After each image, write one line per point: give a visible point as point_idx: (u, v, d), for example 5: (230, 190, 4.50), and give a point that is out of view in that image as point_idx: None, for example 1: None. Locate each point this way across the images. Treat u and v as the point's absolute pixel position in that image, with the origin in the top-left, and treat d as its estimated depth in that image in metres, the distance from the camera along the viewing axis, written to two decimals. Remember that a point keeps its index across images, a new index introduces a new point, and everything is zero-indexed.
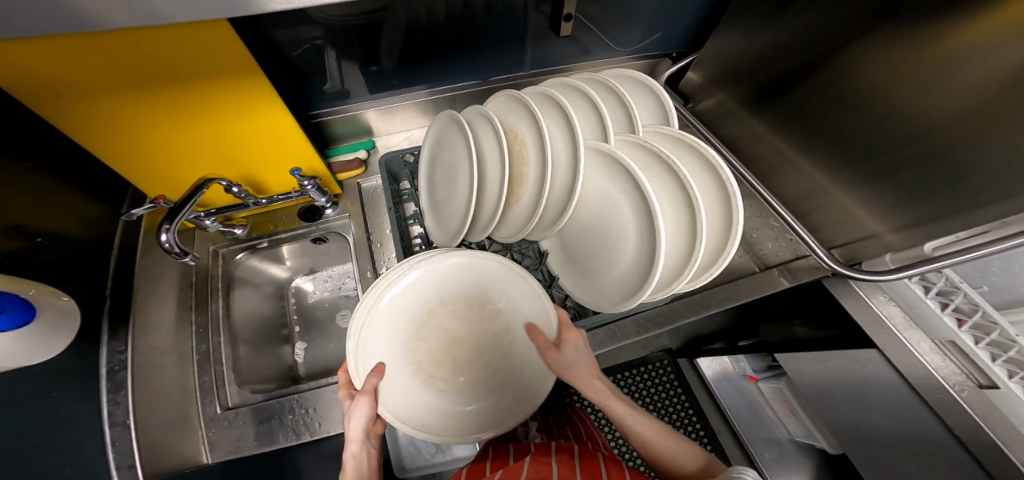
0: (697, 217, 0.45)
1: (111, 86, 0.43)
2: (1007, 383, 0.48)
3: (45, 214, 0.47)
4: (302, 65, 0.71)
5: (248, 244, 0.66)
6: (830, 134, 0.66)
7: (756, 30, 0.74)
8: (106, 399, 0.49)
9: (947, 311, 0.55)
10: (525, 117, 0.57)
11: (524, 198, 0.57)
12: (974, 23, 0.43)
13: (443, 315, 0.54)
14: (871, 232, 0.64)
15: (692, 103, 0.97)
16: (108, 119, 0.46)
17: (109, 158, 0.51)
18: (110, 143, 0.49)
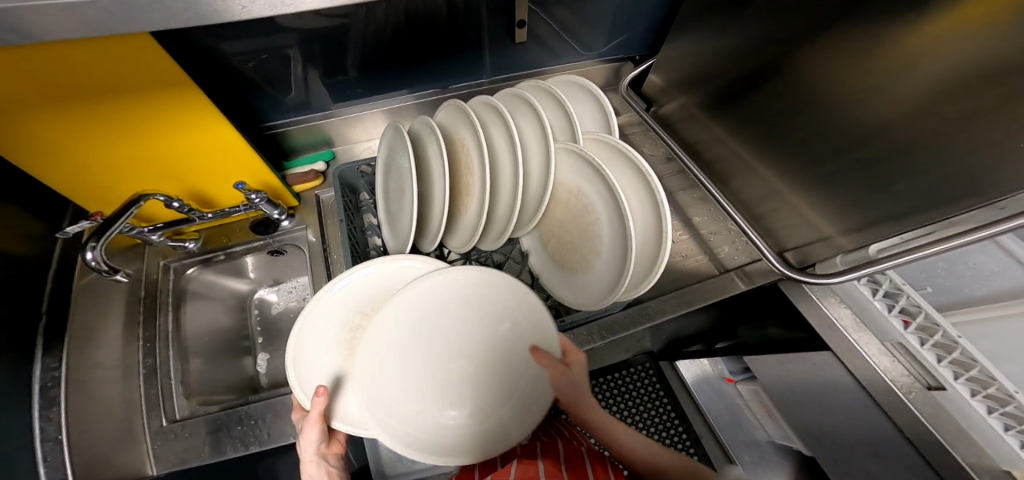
0: (629, 225, 0.48)
1: (34, 101, 0.43)
2: (953, 385, 0.46)
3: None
4: (254, 76, 0.71)
5: (202, 258, 0.66)
6: (781, 137, 0.66)
7: (709, 34, 0.75)
8: (38, 415, 0.48)
9: (893, 313, 0.54)
10: (467, 126, 0.57)
11: (469, 207, 0.57)
12: (893, 28, 0.44)
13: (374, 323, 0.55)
14: (823, 234, 0.64)
15: (657, 107, 0.97)
16: (34, 134, 0.46)
17: (42, 174, 0.51)
18: (39, 158, 0.49)
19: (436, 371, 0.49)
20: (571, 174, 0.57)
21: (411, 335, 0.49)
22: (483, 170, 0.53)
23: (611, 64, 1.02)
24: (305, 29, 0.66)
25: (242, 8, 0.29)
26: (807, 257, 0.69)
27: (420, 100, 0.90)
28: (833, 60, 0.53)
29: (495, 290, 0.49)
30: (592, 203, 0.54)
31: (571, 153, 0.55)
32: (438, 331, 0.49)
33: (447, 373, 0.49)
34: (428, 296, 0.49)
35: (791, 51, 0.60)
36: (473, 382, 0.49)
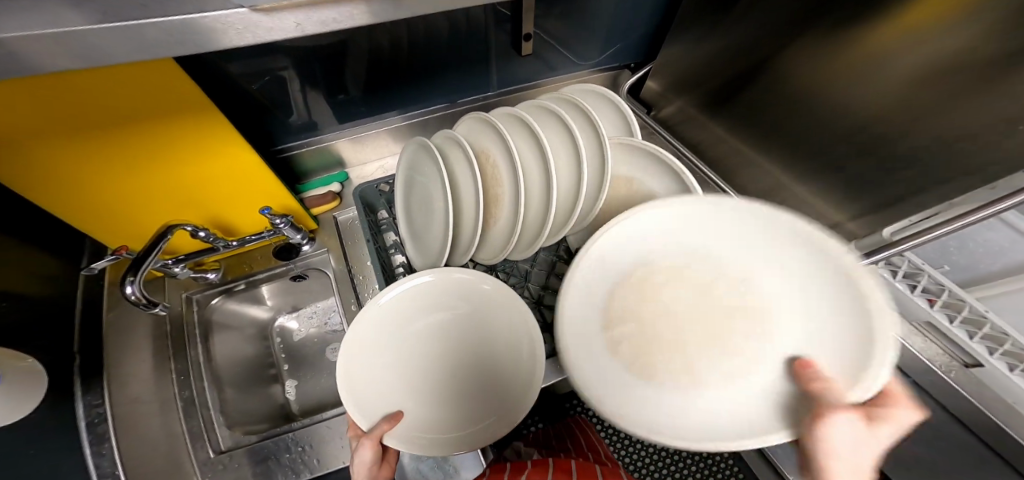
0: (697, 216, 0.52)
1: (59, 133, 0.42)
2: (990, 360, 0.49)
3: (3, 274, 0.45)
4: (262, 99, 0.71)
5: (223, 288, 0.64)
6: (781, 133, 0.70)
7: (699, 40, 0.79)
8: (90, 453, 0.47)
9: (917, 292, 0.55)
10: (494, 138, 0.57)
11: (500, 218, 0.57)
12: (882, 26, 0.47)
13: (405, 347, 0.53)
14: (833, 222, 0.67)
15: (655, 110, 1.00)
16: (56, 168, 0.44)
17: (60, 211, 0.49)
18: (59, 195, 0.47)
19: (432, 367, 0.53)
20: (620, 165, 0.62)
21: (409, 344, 0.53)
22: (516, 178, 0.54)
23: (607, 72, 1.05)
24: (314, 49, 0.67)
25: (296, 28, 0.30)
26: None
27: (415, 119, 0.90)
28: (825, 56, 0.56)
29: (469, 285, 0.55)
30: (652, 190, 0.59)
31: (597, 158, 0.57)
32: (431, 328, 0.55)
33: (440, 365, 0.53)
34: (416, 306, 0.54)
35: (780, 49, 0.63)
36: (462, 368, 0.52)
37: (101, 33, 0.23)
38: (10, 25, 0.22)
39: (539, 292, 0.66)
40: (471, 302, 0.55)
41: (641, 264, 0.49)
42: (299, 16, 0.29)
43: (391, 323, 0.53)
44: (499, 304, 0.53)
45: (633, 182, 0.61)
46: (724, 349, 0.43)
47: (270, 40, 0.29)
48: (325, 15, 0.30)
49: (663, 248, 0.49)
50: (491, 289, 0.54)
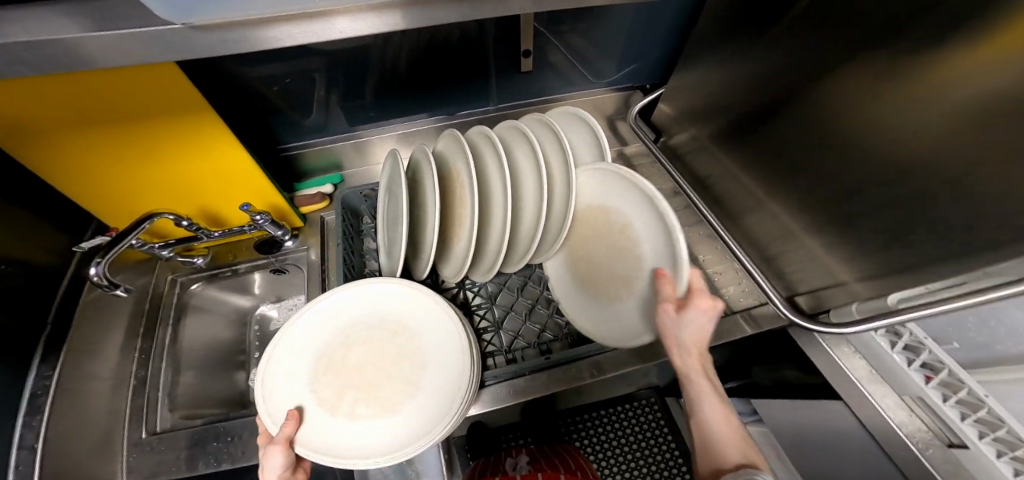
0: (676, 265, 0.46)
1: (67, 129, 0.47)
2: (978, 444, 0.43)
3: (4, 240, 0.51)
4: (278, 100, 0.76)
5: (207, 274, 0.69)
6: (795, 173, 0.63)
7: (716, 65, 0.74)
8: (22, 421, 0.52)
9: (913, 368, 0.50)
10: (461, 159, 0.57)
11: (461, 240, 0.57)
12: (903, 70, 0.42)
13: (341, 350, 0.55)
14: (839, 280, 0.60)
15: (666, 137, 0.95)
16: (70, 159, 0.51)
17: (76, 195, 0.56)
18: (74, 182, 0.54)
19: (355, 386, 0.52)
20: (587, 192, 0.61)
21: (340, 349, 0.55)
22: (473, 201, 0.53)
23: (620, 92, 1.00)
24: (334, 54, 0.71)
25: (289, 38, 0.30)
26: (819, 303, 0.65)
27: (412, 129, 0.92)
28: (837, 90, 0.50)
29: (377, 293, 0.59)
30: (628, 218, 0.55)
31: (566, 186, 0.54)
32: (342, 347, 0.55)
33: (364, 382, 0.52)
34: (352, 308, 0.58)
35: (794, 79, 0.57)
36: (382, 381, 0.52)
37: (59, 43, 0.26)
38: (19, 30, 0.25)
39: (503, 315, 0.65)
40: (376, 313, 0.57)
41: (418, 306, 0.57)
42: (239, 40, 0.29)
43: (324, 329, 0.56)
44: (418, 302, 0.57)
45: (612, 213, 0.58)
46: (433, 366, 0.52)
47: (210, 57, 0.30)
48: (276, 33, 0.30)
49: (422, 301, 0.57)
50: (420, 295, 0.57)
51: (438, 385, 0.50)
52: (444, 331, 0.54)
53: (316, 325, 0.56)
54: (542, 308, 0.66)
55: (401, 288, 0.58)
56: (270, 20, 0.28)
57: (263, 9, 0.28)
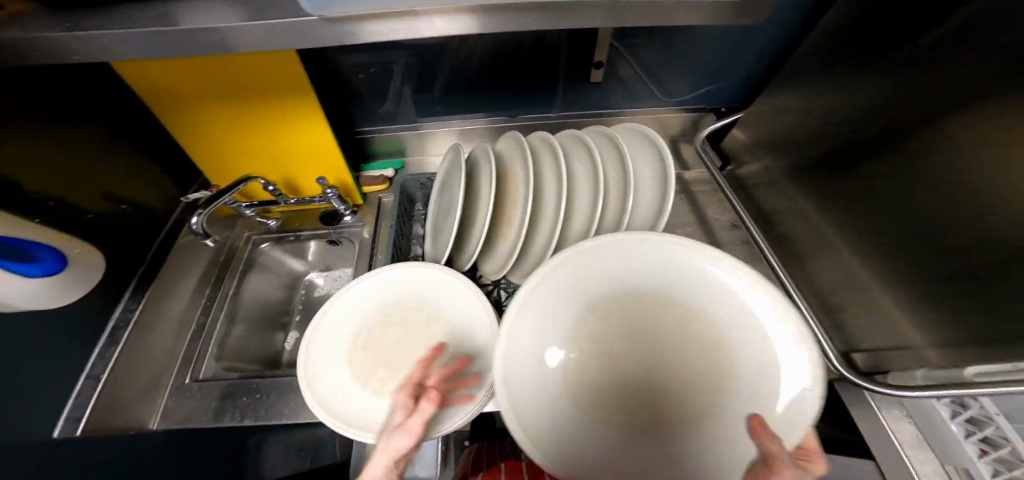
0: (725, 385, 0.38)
1: (201, 100, 0.58)
2: None
3: (123, 182, 0.60)
4: (360, 86, 0.83)
5: (278, 235, 0.77)
6: (882, 225, 0.56)
7: (813, 93, 0.68)
8: (100, 350, 0.56)
9: (969, 438, 0.43)
10: (520, 162, 0.58)
11: (506, 240, 0.58)
12: None
13: (378, 327, 0.58)
14: (908, 342, 0.53)
15: (735, 165, 0.88)
16: (199, 126, 0.62)
17: (198, 158, 0.67)
18: (197, 146, 0.65)
19: (386, 364, 0.55)
20: (647, 265, 0.42)
21: (377, 327, 0.58)
22: (526, 203, 0.54)
23: (690, 112, 0.96)
24: (416, 45, 0.76)
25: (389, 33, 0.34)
26: (879, 363, 0.57)
27: (470, 127, 0.96)
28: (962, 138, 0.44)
29: (416, 279, 0.61)
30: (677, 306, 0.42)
31: (621, 203, 0.52)
32: (380, 326, 0.59)
33: (393, 363, 0.55)
34: (393, 289, 0.61)
35: (905, 118, 0.51)
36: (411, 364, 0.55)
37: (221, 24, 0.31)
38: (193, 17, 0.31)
39: None
40: (413, 299, 0.60)
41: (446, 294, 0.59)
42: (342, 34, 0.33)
43: (365, 304, 0.60)
44: (451, 293, 0.59)
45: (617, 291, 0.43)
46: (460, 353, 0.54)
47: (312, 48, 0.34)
48: (375, 28, 0.33)
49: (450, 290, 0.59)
50: (454, 287, 0.59)
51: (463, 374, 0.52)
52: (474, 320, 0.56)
53: (358, 302, 0.60)
54: None
55: (437, 277, 0.61)
56: (374, 16, 0.31)
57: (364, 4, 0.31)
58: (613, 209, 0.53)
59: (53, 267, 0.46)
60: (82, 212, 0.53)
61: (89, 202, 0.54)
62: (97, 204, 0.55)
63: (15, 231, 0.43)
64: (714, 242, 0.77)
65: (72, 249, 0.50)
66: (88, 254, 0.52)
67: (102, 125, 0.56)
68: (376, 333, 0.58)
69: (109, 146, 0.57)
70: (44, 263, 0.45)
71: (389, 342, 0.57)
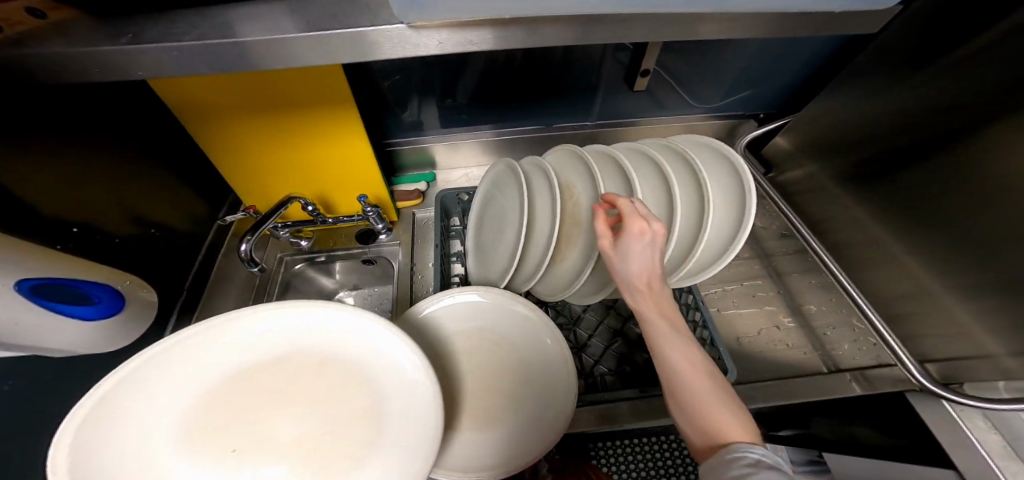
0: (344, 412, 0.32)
1: (237, 114, 0.54)
2: None
3: (153, 204, 0.55)
4: (388, 96, 0.79)
5: (309, 256, 0.74)
6: (951, 234, 0.55)
7: (859, 99, 0.66)
8: None
9: None
10: (582, 176, 0.56)
11: (568, 258, 0.56)
12: None
13: (449, 354, 0.54)
14: (986, 351, 0.52)
15: (776, 172, 0.87)
16: (233, 140, 0.58)
17: (228, 173, 0.63)
18: (229, 161, 0.61)
19: (456, 397, 0.51)
20: (303, 342, 0.36)
21: (442, 355, 0.54)
22: (592, 224, 0.53)
23: (728, 119, 0.94)
24: (439, 57, 0.73)
25: (437, 47, 0.33)
26: (954, 373, 0.56)
27: (500, 137, 0.92)
28: None
29: (497, 311, 0.56)
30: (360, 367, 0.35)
31: (694, 222, 0.50)
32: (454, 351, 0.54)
33: (464, 392, 0.51)
34: (461, 312, 0.57)
35: (981, 123, 0.49)
36: (479, 398, 0.51)
37: (300, 36, 0.29)
38: (257, 28, 0.29)
39: (585, 338, 0.68)
40: (495, 332, 0.56)
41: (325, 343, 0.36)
42: (424, 42, 0.32)
43: (429, 328, 0.55)
44: (535, 335, 0.54)
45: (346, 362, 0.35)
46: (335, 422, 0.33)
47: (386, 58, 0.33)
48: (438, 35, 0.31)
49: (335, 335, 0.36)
50: (542, 328, 0.54)
51: (532, 426, 0.48)
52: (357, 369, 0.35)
53: (432, 322, 0.55)
54: (629, 337, 0.67)
55: (521, 316, 0.56)
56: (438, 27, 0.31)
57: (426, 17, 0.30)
58: (684, 226, 0.52)
59: (110, 307, 0.44)
60: (111, 237, 0.48)
61: (123, 230, 0.50)
62: (125, 228, 0.50)
63: (67, 271, 0.39)
64: (763, 253, 0.78)
65: (123, 283, 0.47)
66: (139, 288, 0.49)
67: (129, 146, 0.51)
68: (445, 361, 0.53)
69: (135, 166, 0.52)
70: (101, 303, 0.43)
71: (459, 372, 0.53)
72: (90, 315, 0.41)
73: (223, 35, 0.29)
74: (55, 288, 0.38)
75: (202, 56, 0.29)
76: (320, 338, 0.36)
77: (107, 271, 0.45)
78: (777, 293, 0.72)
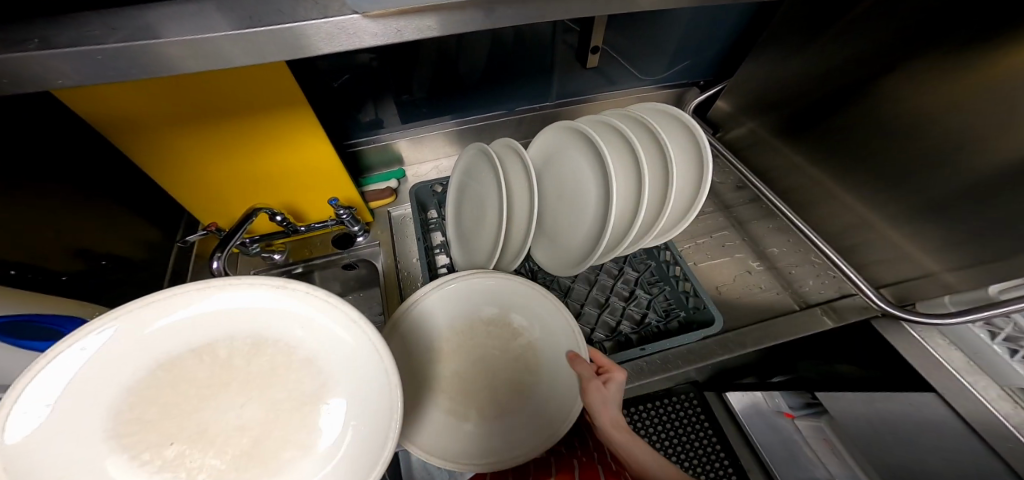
0: (300, 389, 0.34)
1: (178, 125, 0.50)
2: None
3: (96, 235, 0.50)
4: (342, 95, 0.76)
5: (285, 269, 0.72)
6: (871, 168, 0.64)
7: (782, 57, 0.74)
8: None
9: (997, 341, 0.55)
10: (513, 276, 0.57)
11: (530, 400, 0.52)
12: (1019, 50, 0.43)
13: (449, 336, 0.56)
14: (926, 270, 0.61)
15: (722, 132, 0.94)
16: (176, 155, 0.54)
17: (176, 192, 0.59)
18: (175, 178, 0.57)
19: (462, 378, 0.55)
20: (244, 326, 0.34)
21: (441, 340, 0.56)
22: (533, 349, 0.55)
23: (675, 88, 1.00)
24: (389, 51, 0.71)
25: (388, 37, 0.33)
26: (906, 295, 0.64)
27: (464, 126, 0.92)
28: (950, 75, 0.50)
29: (499, 292, 0.57)
30: (307, 342, 0.34)
31: (661, 188, 0.54)
32: (441, 336, 0.56)
33: (467, 373, 0.55)
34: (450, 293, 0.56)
35: (887, 66, 0.57)
36: (466, 379, 0.54)
37: (247, 31, 0.28)
38: (197, 26, 0.28)
39: (578, 308, 0.71)
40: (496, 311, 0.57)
41: (261, 322, 0.34)
42: (380, 31, 0.32)
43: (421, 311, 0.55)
44: (534, 313, 0.55)
45: (289, 337, 0.34)
46: (283, 401, 0.33)
47: (344, 49, 0.33)
48: (391, 24, 0.32)
49: (267, 315, 0.34)
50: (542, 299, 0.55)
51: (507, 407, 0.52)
52: (305, 342, 0.34)
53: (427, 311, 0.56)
54: (618, 300, 0.71)
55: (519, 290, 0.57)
56: (389, 14, 0.30)
57: (377, 4, 0.29)
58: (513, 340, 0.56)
59: None
60: (55, 275, 0.44)
61: (68, 266, 0.46)
62: (70, 263, 0.46)
63: (29, 307, 0.39)
64: (724, 205, 0.87)
65: (89, 314, 0.47)
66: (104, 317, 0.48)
67: (58, 172, 0.46)
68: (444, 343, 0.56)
69: (69, 195, 0.47)
70: None
71: (463, 355, 0.56)
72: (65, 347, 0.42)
73: (149, 33, 0.27)
74: (12, 324, 0.37)
75: (144, 60, 0.27)
76: (260, 321, 0.34)
77: (68, 303, 0.44)
78: (743, 242, 0.81)
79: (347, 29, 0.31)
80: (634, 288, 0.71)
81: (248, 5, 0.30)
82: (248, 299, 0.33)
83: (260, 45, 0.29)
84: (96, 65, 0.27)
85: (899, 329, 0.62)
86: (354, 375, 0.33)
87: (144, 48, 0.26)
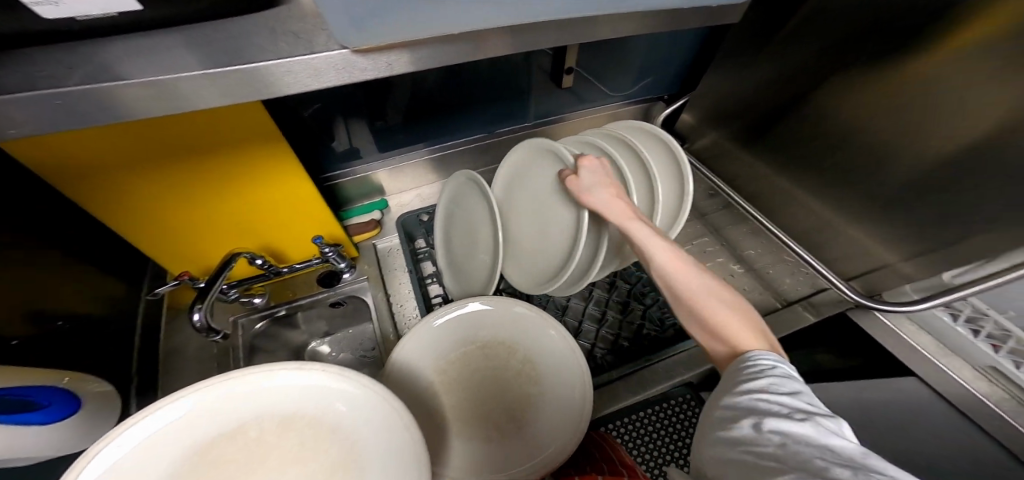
0: (332, 463, 0.30)
1: (150, 169, 0.47)
2: (1000, 359, 0.55)
3: (51, 294, 0.45)
4: (317, 128, 0.74)
5: (266, 313, 0.68)
6: (822, 170, 0.70)
7: (734, 73, 0.81)
8: None
9: (959, 324, 0.59)
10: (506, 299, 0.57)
11: (541, 418, 0.50)
12: (925, 61, 0.50)
13: (455, 372, 0.54)
14: (884, 261, 0.66)
15: (689, 143, 1.00)
16: (143, 201, 0.50)
17: (137, 239, 0.54)
18: (140, 225, 0.53)
19: (477, 414, 0.52)
20: (276, 402, 0.32)
21: (450, 379, 0.54)
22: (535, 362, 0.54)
23: (641, 105, 1.06)
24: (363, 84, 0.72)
25: (378, 72, 0.33)
26: (872, 285, 0.69)
27: (443, 152, 0.92)
28: (879, 83, 0.56)
29: (500, 320, 0.57)
30: (341, 413, 0.32)
31: (648, 199, 0.57)
32: (446, 372, 0.54)
33: (482, 408, 0.52)
34: (454, 326, 0.56)
35: (825, 77, 0.63)
36: (477, 411, 0.52)
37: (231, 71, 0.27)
38: (174, 67, 0.26)
39: (577, 324, 0.72)
40: (500, 342, 0.56)
41: (295, 397, 0.32)
42: (371, 66, 0.32)
43: (428, 350, 0.55)
44: (537, 333, 0.55)
45: (323, 409, 0.32)
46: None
47: (331, 85, 0.32)
48: (375, 60, 0.32)
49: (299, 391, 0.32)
50: (542, 319, 0.55)
51: (541, 439, 0.48)
52: (337, 412, 0.32)
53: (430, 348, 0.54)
54: (614, 314, 0.72)
55: (521, 316, 0.57)
56: (383, 47, 0.30)
57: (374, 39, 0.29)
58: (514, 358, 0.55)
59: (64, 407, 0.40)
60: (2, 341, 0.38)
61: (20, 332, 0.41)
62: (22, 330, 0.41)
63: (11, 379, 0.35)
64: (699, 213, 0.91)
65: (65, 379, 0.42)
66: (79, 382, 0.44)
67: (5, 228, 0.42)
68: (451, 378, 0.54)
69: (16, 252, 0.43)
70: (52, 405, 0.38)
71: (474, 393, 0.53)
72: (54, 419, 0.38)
73: (114, 75, 0.25)
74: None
75: (120, 106, 0.26)
76: (292, 395, 0.32)
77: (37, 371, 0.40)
78: (722, 247, 0.85)
79: (335, 66, 0.31)
80: (629, 300, 0.73)
81: (223, 42, 0.29)
82: (274, 377, 0.31)
83: (246, 88, 0.28)
84: (61, 114, 0.25)
85: (871, 316, 0.67)
86: (390, 440, 0.30)
87: (112, 92, 0.25)
